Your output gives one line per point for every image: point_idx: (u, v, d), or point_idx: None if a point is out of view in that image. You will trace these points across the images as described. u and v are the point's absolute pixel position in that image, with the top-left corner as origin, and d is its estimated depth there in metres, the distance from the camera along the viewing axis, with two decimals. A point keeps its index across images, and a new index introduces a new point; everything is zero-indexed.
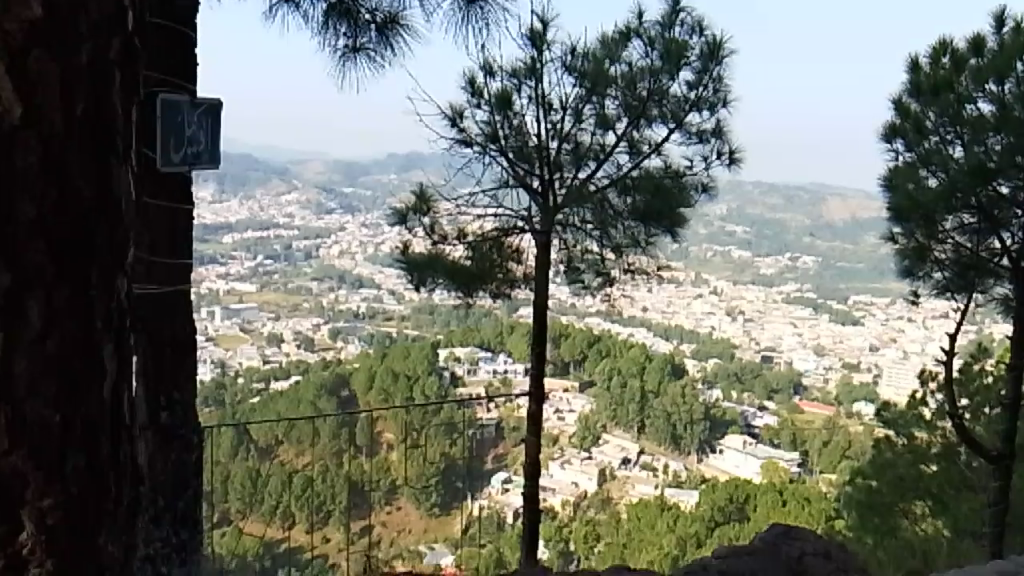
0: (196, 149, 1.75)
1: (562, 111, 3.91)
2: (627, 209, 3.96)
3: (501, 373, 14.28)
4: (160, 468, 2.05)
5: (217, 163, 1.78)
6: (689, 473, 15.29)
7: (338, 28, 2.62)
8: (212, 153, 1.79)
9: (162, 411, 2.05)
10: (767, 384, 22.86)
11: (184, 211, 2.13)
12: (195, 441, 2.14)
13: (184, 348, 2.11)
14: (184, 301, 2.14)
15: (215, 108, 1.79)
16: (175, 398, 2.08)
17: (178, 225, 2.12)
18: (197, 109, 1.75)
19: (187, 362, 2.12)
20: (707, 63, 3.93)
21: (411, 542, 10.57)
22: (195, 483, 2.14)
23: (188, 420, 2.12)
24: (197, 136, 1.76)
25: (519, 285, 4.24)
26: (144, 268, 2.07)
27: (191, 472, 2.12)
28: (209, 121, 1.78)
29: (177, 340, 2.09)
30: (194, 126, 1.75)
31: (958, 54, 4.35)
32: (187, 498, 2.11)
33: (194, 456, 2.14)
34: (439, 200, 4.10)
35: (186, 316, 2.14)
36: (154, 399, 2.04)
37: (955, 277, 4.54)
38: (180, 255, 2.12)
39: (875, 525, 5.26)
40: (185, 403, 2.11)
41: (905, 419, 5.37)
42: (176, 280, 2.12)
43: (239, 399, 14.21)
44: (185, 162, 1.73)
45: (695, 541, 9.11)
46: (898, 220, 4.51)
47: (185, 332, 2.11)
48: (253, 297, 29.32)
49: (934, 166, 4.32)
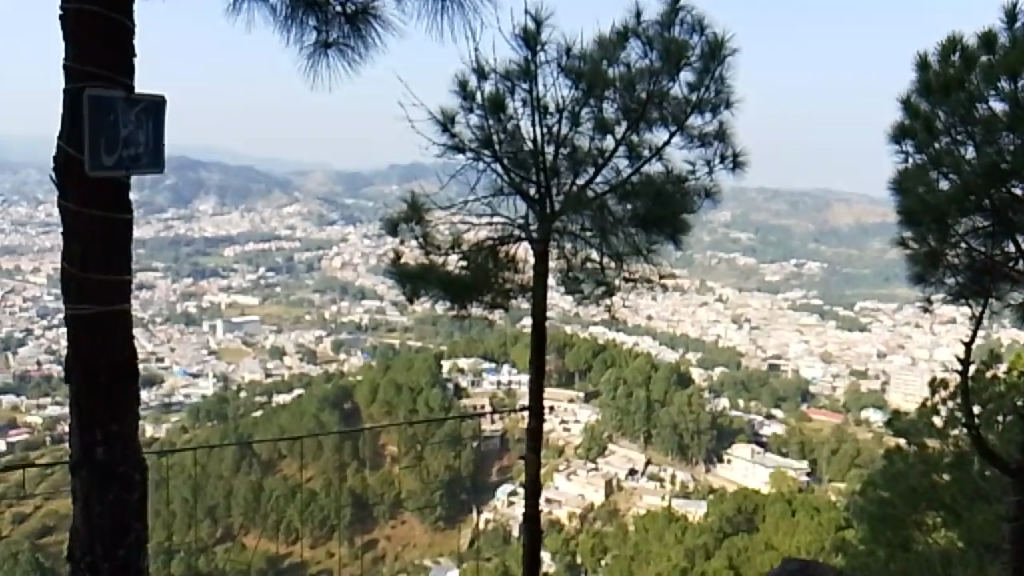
0: (133, 150, 1.33)
1: (558, 114, 3.62)
2: (628, 216, 3.66)
3: (506, 384, 14.43)
4: (94, 513, 1.39)
5: (163, 170, 1.36)
6: (697, 483, 15.04)
7: (305, 20, 1.92)
8: (157, 156, 1.36)
9: (96, 446, 1.39)
10: (775, 393, 22.55)
11: (125, 221, 1.44)
12: (140, 479, 1.44)
13: (125, 372, 1.42)
14: (129, 321, 1.45)
15: (158, 103, 1.35)
16: (114, 431, 1.40)
17: (118, 238, 1.43)
18: (133, 107, 1.32)
19: (130, 389, 1.43)
20: (708, 63, 3.72)
21: (417, 556, 10.89)
22: (139, 527, 1.43)
23: (134, 454, 1.43)
24: (135, 137, 1.33)
25: (516, 296, 3.89)
26: (72, 289, 1.41)
27: (136, 514, 1.42)
28: (150, 120, 1.34)
29: (114, 363, 1.41)
30: (130, 126, 1.33)
31: (969, 51, 3.68)
32: (129, 553, 1.41)
33: (138, 497, 1.43)
34: (431, 208, 3.84)
35: (126, 337, 1.44)
36: (89, 432, 1.39)
37: (969, 283, 3.92)
38: (118, 269, 1.43)
39: (887, 539, 4.83)
40: (130, 435, 1.42)
41: (915, 427, 4.68)
42: (115, 297, 1.43)
43: (242, 413, 14.45)
44: (120, 165, 1.32)
45: (703, 553, 8.75)
46: (908, 222, 3.93)
47: (126, 353, 1.43)
48: (255, 310, 29.43)
49: (945, 168, 3.71)
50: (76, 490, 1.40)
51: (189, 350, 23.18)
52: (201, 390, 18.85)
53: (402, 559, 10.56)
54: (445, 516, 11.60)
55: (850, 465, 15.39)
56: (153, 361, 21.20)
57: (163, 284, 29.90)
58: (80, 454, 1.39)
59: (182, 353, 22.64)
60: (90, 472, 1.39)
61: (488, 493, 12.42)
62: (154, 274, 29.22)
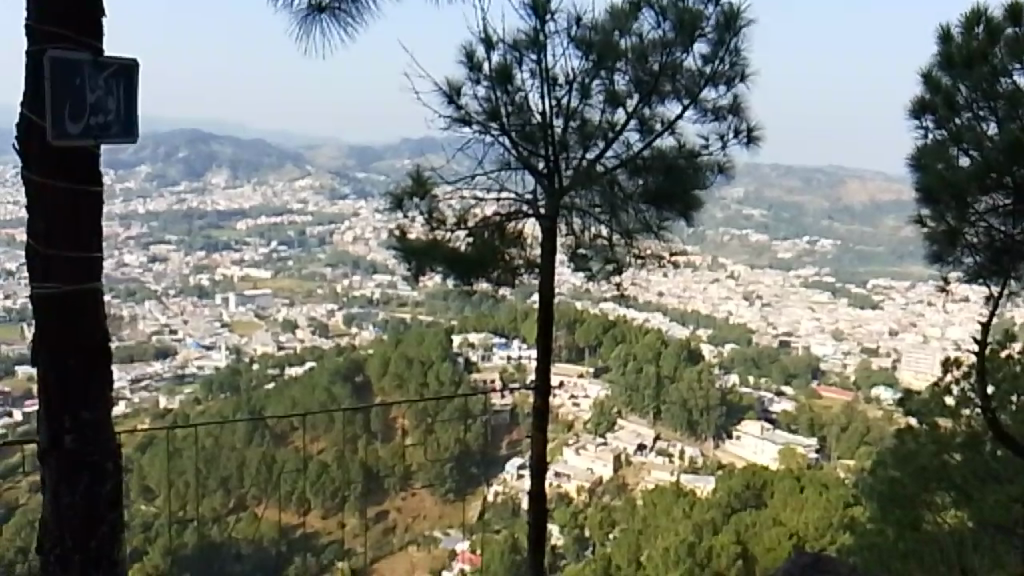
0: (101, 118, 1.29)
1: (567, 87, 3.53)
2: (638, 192, 3.60)
3: (517, 358, 14.56)
4: (64, 506, 1.40)
5: (136, 138, 1.32)
6: (706, 459, 15.02)
7: None
8: (129, 126, 1.32)
9: (65, 435, 1.40)
10: (786, 369, 22.36)
11: (94, 193, 1.42)
12: (113, 469, 1.45)
13: (95, 358, 1.42)
14: (101, 304, 1.45)
15: (129, 69, 1.32)
16: (85, 418, 1.41)
17: (84, 212, 1.41)
18: (101, 72, 1.28)
19: (101, 374, 1.43)
20: (723, 34, 3.62)
21: (427, 528, 11.07)
22: (112, 518, 1.44)
23: (105, 442, 1.44)
24: (104, 105, 1.29)
25: (522, 273, 3.81)
26: (38, 268, 1.40)
27: (107, 503, 1.43)
28: (118, 86, 1.30)
29: (84, 349, 1.41)
30: (98, 91, 1.29)
31: (994, 22, 3.53)
32: (102, 544, 1.42)
33: (113, 487, 1.45)
34: (438, 182, 3.74)
35: (97, 322, 1.44)
36: (57, 419, 1.40)
37: (988, 262, 3.80)
38: (88, 247, 1.42)
39: (897, 517, 4.43)
40: (101, 423, 1.43)
41: (927, 406, 4.51)
42: (82, 277, 1.41)
43: (253, 386, 14.60)
44: (89, 134, 1.28)
45: (711, 527, 8.75)
46: (925, 200, 3.79)
47: (96, 336, 1.43)
48: (267, 283, 29.56)
49: (966, 144, 3.60)
50: (45, 478, 1.41)
51: (202, 323, 23.49)
52: (214, 362, 19.10)
53: (412, 531, 10.86)
54: (455, 489, 11.59)
55: (859, 442, 15.42)
56: (166, 333, 21.54)
57: (177, 257, 30.20)
58: (48, 443, 1.40)
59: (195, 326, 22.93)
60: (60, 459, 1.40)
61: (497, 466, 12.38)
62: (167, 249, 29.53)
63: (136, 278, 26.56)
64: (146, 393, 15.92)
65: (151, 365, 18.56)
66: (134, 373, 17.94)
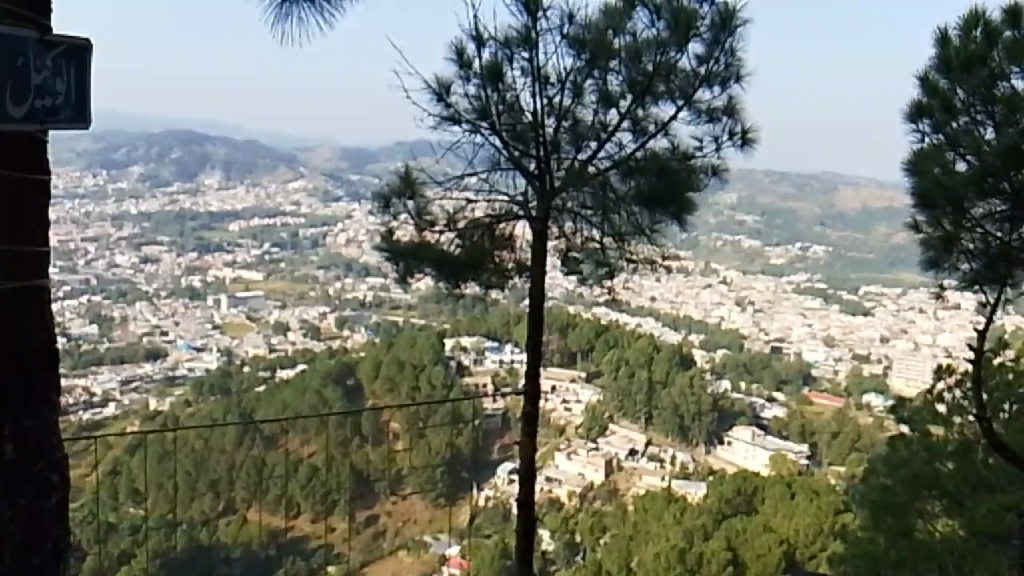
0: (49, 100, 1.12)
1: (559, 85, 3.49)
2: (631, 193, 3.54)
3: (509, 362, 14.53)
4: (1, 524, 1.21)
5: (90, 125, 1.16)
6: (697, 465, 14.98)
7: None
8: (81, 111, 1.16)
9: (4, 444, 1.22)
10: (777, 375, 22.38)
11: (36, 181, 1.27)
12: (59, 482, 1.28)
13: (40, 357, 1.26)
14: (45, 300, 1.29)
15: (81, 49, 1.16)
16: (29, 424, 1.24)
17: (24, 202, 1.26)
18: (49, 51, 1.12)
19: (46, 376, 1.27)
20: (718, 34, 3.58)
21: (417, 532, 10.98)
22: (58, 536, 1.26)
23: (52, 451, 1.27)
24: (53, 86, 1.12)
25: (512, 277, 3.75)
26: None
27: (54, 522, 1.26)
28: (69, 66, 1.14)
29: (29, 348, 1.25)
30: (46, 72, 1.12)
31: (993, 25, 3.51)
32: (45, 564, 1.24)
33: (58, 501, 1.27)
34: (427, 183, 3.69)
35: (42, 318, 1.28)
36: None
37: (984, 269, 3.76)
38: (29, 240, 1.26)
39: (887, 526, 4.31)
40: (47, 429, 1.26)
41: (920, 413, 4.44)
42: (24, 272, 1.25)
43: (244, 388, 14.54)
44: (34, 117, 1.10)
45: (703, 533, 8.69)
46: (922, 205, 3.75)
47: (38, 333, 1.26)
48: (259, 285, 29.43)
49: (963, 149, 3.55)
50: None
51: (194, 324, 23.37)
52: (204, 363, 19.00)
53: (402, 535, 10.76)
54: (446, 494, 11.54)
55: (850, 449, 15.44)
56: (157, 335, 21.45)
57: (169, 259, 30.11)
58: None
59: (186, 328, 22.84)
60: None
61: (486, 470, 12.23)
62: (158, 251, 29.46)
63: (127, 279, 26.48)
64: (136, 395, 15.86)
65: (141, 366, 18.47)
66: (125, 374, 17.85)
